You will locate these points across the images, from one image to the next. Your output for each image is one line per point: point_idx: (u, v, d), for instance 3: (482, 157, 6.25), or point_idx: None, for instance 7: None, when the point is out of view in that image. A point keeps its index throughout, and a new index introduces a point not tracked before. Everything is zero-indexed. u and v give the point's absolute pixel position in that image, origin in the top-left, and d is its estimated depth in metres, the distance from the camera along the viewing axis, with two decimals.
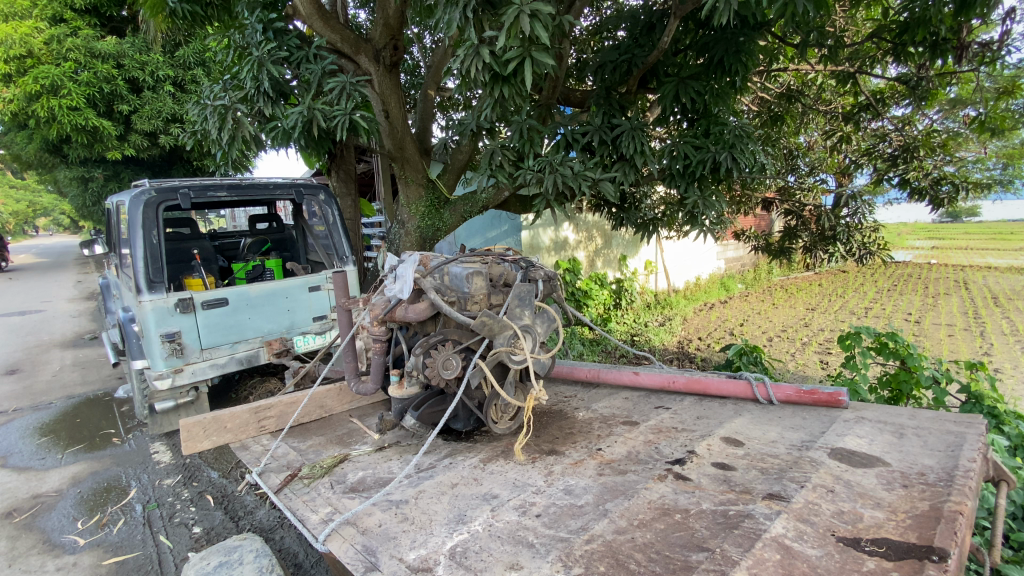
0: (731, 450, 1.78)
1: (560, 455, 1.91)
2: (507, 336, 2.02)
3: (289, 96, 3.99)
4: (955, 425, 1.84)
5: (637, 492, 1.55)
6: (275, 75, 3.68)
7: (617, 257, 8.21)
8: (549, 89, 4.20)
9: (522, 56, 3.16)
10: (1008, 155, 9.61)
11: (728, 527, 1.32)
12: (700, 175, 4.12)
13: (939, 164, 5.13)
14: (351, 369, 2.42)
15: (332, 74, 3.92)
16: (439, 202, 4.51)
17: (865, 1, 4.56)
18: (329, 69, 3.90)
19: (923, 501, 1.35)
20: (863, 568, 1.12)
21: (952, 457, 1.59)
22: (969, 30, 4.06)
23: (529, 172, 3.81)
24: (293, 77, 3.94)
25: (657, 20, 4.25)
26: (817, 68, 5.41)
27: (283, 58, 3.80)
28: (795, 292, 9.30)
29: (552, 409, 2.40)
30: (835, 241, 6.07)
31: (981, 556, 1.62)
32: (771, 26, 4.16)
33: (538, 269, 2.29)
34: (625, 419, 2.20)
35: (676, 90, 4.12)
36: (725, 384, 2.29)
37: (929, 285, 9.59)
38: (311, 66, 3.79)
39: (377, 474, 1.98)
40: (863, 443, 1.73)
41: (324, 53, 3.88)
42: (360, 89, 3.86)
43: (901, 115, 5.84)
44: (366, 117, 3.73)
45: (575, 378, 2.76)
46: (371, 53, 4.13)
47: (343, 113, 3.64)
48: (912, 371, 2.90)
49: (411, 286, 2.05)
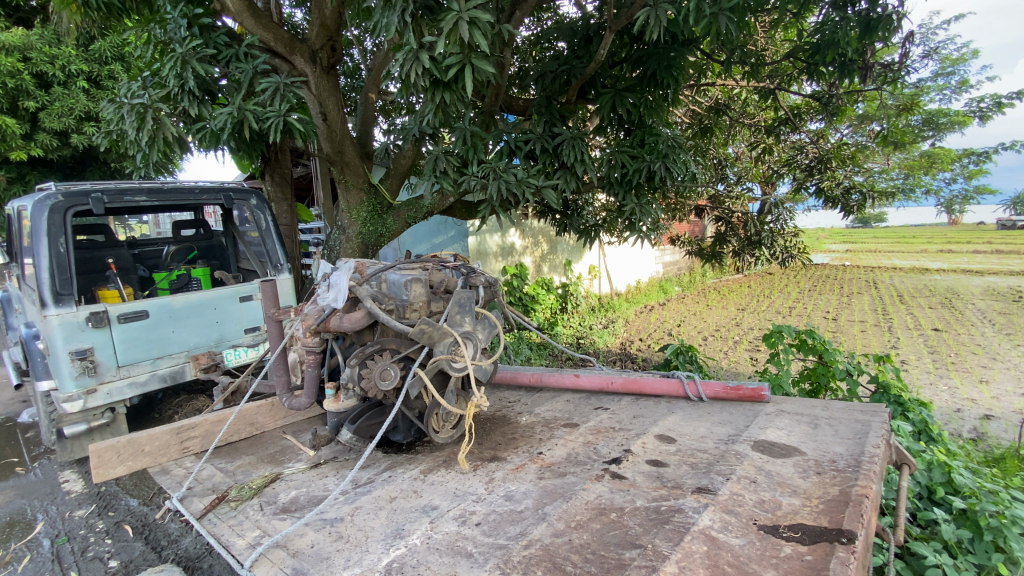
0: (664, 447, 1.84)
1: (502, 461, 1.90)
2: (447, 343, 1.98)
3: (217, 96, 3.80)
4: (861, 414, 2.01)
5: (575, 493, 1.58)
6: (201, 74, 3.49)
7: (562, 262, 8.40)
8: (492, 95, 4.23)
9: (462, 61, 3.18)
10: (907, 167, 10.70)
11: (660, 522, 1.36)
12: (637, 184, 4.27)
13: (849, 175, 5.60)
14: (283, 383, 2.30)
15: (264, 74, 3.75)
16: (381, 207, 4.39)
17: (782, 23, 4.93)
18: (261, 69, 3.73)
19: (834, 486, 1.45)
20: (781, 553, 1.18)
21: (859, 444, 1.72)
22: (872, 54, 4.47)
23: (473, 178, 3.80)
24: (221, 76, 3.75)
25: (594, 33, 4.40)
26: (742, 84, 5.79)
27: (210, 56, 3.61)
28: (726, 293, 9.87)
29: (496, 416, 2.39)
30: (760, 245, 6.53)
31: (885, 534, 1.78)
32: (700, 42, 4.40)
33: (479, 275, 2.27)
34: (566, 421, 2.23)
35: (613, 101, 4.27)
36: (660, 384, 2.38)
37: (844, 285, 10.45)
38: (241, 65, 3.61)
39: (311, 493, 1.89)
40: (782, 435, 1.85)
41: (255, 52, 3.70)
42: (295, 90, 3.71)
43: (816, 129, 6.34)
44: (302, 119, 3.58)
45: (518, 383, 2.77)
46: (307, 54, 3.97)
47: (276, 114, 3.48)
48: (828, 365, 3.16)
49: (346, 294, 1.98)
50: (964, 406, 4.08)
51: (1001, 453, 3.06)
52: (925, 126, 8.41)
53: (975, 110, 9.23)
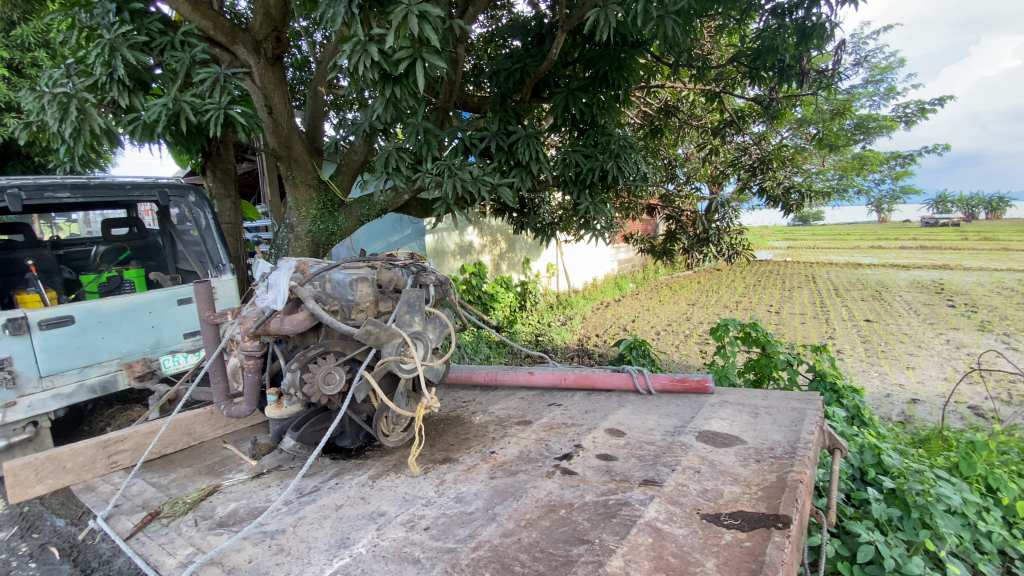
0: (614, 441, 1.87)
1: (453, 462, 1.87)
2: (396, 344, 1.88)
3: (151, 86, 3.57)
4: (798, 402, 2.11)
5: (526, 492, 1.56)
6: (132, 62, 3.25)
7: (520, 260, 8.42)
8: (446, 91, 4.15)
9: (413, 56, 3.11)
10: (841, 168, 11.41)
11: (608, 516, 1.37)
12: (591, 183, 4.33)
13: (789, 176, 5.89)
14: (221, 390, 2.21)
15: (203, 64, 3.53)
16: (332, 204, 4.24)
17: (726, 29, 5.12)
18: (200, 59, 3.51)
19: (772, 473, 1.51)
20: (722, 541, 1.21)
21: (795, 431, 1.80)
22: (808, 60, 4.71)
23: (428, 175, 3.74)
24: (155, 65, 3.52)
25: (546, 32, 4.42)
26: (689, 87, 5.97)
27: (142, 43, 3.38)
28: (678, 289, 10.20)
29: (449, 416, 2.34)
30: (708, 243, 6.79)
31: (819, 516, 1.88)
32: (649, 44, 4.50)
33: (430, 274, 2.21)
34: (519, 419, 2.22)
35: (566, 100, 4.30)
36: (610, 378, 2.43)
37: (786, 280, 11.02)
38: (177, 54, 3.39)
39: (251, 505, 1.80)
40: (725, 425, 1.91)
41: (192, 40, 3.48)
42: (237, 82, 3.52)
43: (758, 132, 6.63)
44: (245, 113, 3.40)
45: (472, 383, 2.72)
46: (250, 44, 3.76)
47: (216, 106, 3.28)
48: (771, 356, 3.32)
49: (286, 296, 1.89)
50: (893, 391, 4.38)
51: (926, 434, 3.30)
52: (856, 130, 8.98)
53: (901, 116, 9.94)
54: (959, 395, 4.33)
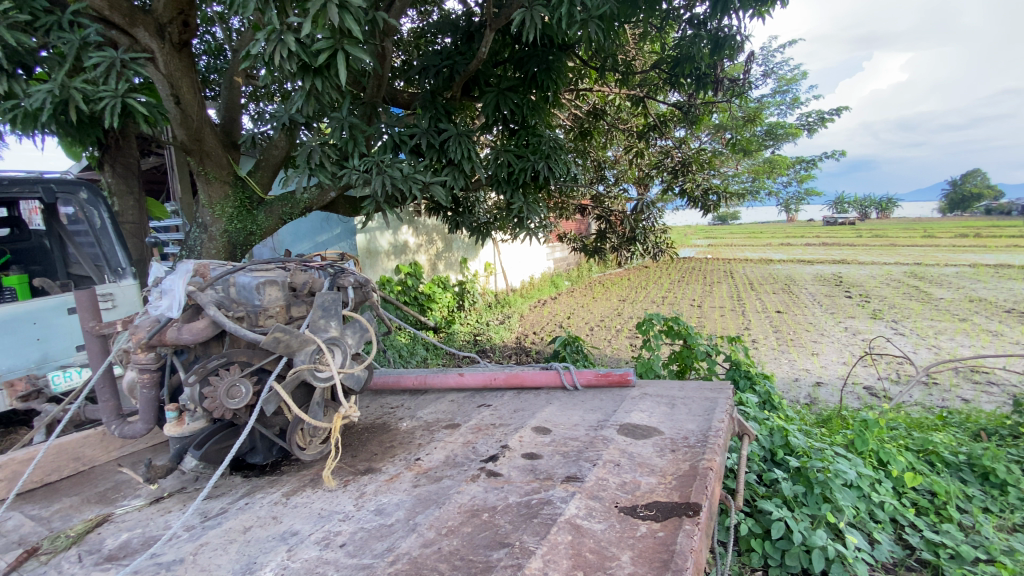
0: (539, 439, 1.87)
1: (376, 472, 1.78)
2: (309, 352, 1.74)
3: (35, 70, 3.19)
4: (711, 391, 2.22)
5: (449, 498, 1.52)
6: (13, 43, 2.83)
7: (457, 260, 8.33)
8: (373, 85, 3.98)
9: (333, 48, 2.97)
10: (754, 172, 12.29)
11: (529, 517, 1.36)
12: (523, 183, 4.35)
13: (707, 178, 6.25)
14: (111, 409, 1.99)
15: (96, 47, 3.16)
16: (250, 202, 3.95)
17: (649, 36, 5.34)
18: (92, 41, 3.13)
19: (686, 462, 1.57)
20: (637, 533, 1.24)
21: (707, 419, 1.90)
22: (721, 69, 5.01)
23: (355, 172, 3.60)
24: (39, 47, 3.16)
25: (475, 30, 4.38)
26: (616, 91, 6.15)
27: (22, 22, 2.98)
28: (610, 286, 10.55)
29: (374, 424, 2.24)
30: (635, 242, 7.07)
31: (728, 501, 1.99)
32: (576, 47, 4.59)
33: (348, 276, 2.10)
34: (447, 422, 2.16)
35: (496, 100, 4.28)
36: (539, 376, 2.44)
37: (707, 276, 11.74)
38: (64, 35, 3.02)
39: (147, 534, 1.63)
40: (645, 417, 1.97)
41: (83, 21, 3.10)
42: (137, 68, 3.16)
43: (680, 135, 6.97)
44: (146, 102, 3.09)
45: (401, 388, 2.63)
46: (152, 27, 3.36)
47: (112, 94, 2.95)
48: (691, 347, 3.51)
49: (181, 303, 1.77)
50: (801, 376, 4.78)
51: (827, 414, 3.62)
52: (766, 136, 9.71)
53: (804, 124, 10.85)
54: (856, 377, 4.80)
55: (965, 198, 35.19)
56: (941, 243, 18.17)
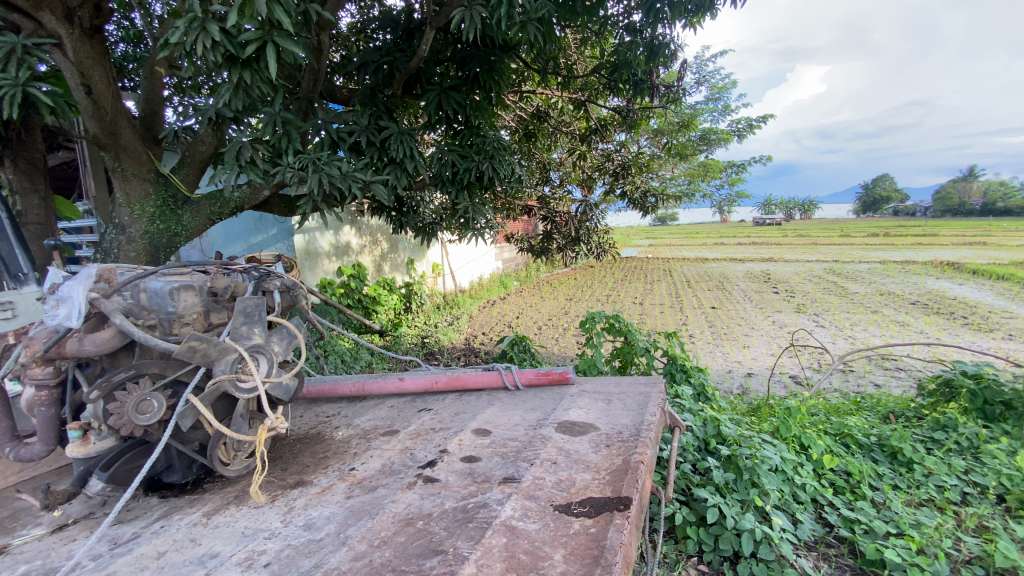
0: (479, 441, 1.85)
1: (307, 485, 1.70)
2: (230, 361, 1.63)
3: None
4: (644, 386, 2.29)
5: (383, 508, 1.47)
6: None
7: (403, 261, 8.17)
8: (308, 80, 3.80)
9: (262, 39, 2.81)
10: (690, 175, 12.88)
11: (465, 522, 1.34)
12: (468, 183, 4.32)
13: (645, 180, 6.48)
14: (3, 430, 1.78)
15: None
16: (174, 201, 3.62)
17: (589, 40, 5.44)
18: None
19: (619, 456, 1.61)
20: (570, 530, 1.26)
21: (641, 414, 1.95)
22: (657, 75, 5.19)
23: (289, 169, 3.42)
24: None
25: (415, 27, 4.30)
26: (558, 93, 6.23)
27: None
28: (557, 286, 10.72)
29: (308, 434, 2.14)
30: (580, 242, 7.21)
31: (659, 493, 2.02)
32: (518, 48, 4.60)
33: (274, 279, 1.99)
34: (386, 429, 2.10)
35: (439, 99, 4.19)
36: (480, 377, 2.43)
37: (649, 274, 12.19)
38: None
39: (45, 566, 1.46)
40: (583, 413, 2.01)
41: None
42: (40, 54, 2.86)
43: (621, 139, 7.17)
44: (51, 91, 2.80)
45: (338, 395, 2.52)
46: (59, 9, 3.02)
47: (10, 82, 2.66)
48: (632, 344, 3.62)
49: (83, 311, 1.60)
50: (734, 367, 5.04)
51: (757, 403, 3.84)
52: (700, 141, 10.20)
53: (734, 130, 11.48)
54: (783, 367, 5.12)
55: (876, 200, 38.53)
56: (856, 242, 19.77)
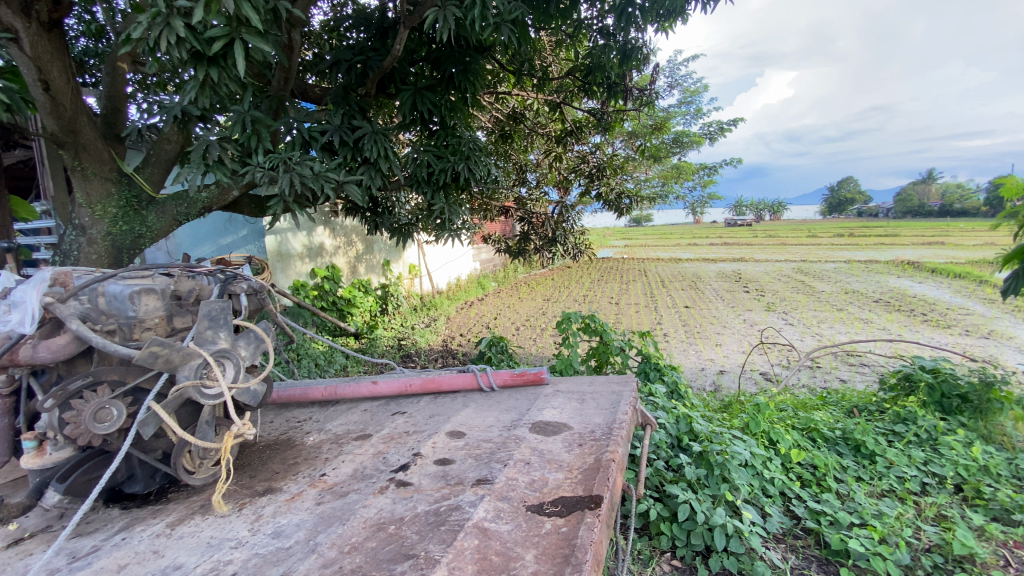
0: (453, 444, 1.85)
1: (276, 492, 1.67)
2: (194, 366, 1.59)
3: None
4: (617, 385, 2.32)
5: (354, 513, 1.45)
6: None
7: (378, 262, 8.08)
8: (279, 78, 3.72)
9: (230, 36, 2.75)
10: (663, 176, 13.10)
11: (436, 525, 1.33)
12: (443, 184, 4.30)
13: (620, 182, 6.56)
14: None
15: None
16: (139, 202, 3.48)
17: (564, 43, 5.48)
18: None
19: (592, 455, 1.63)
20: (542, 530, 1.27)
21: (613, 412, 1.98)
22: (630, 79, 5.27)
23: (259, 169, 3.35)
24: None
25: (388, 26, 4.26)
26: (534, 95, 6.26)
27: None
28: (535, 286, 10.75)
29: (278, 440, 2.09)
30: (556, 243, 7.25)
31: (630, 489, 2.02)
32: (493, 50, 4.60)
33: (240, 282, 1.96)
34: (358, 433, 2.07)
35: (413, 99, 4.15)
36: (455, 379, 2.42)
37: (625, 274, 12.35)
38: None
39: None
40: (556, 413, 2.02)
41: None
42: None
43: (596, 141, 7.24)
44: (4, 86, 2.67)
45: (309, 400, 2.48)
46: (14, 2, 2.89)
47: None
48: (607, 343, 3.66)
49: (37, 317, 1.56)
50: (707, 365, 5.15)
51: (728, 399, 3.93)
52: (673, 144, 10.38)
53: (706, 133, 11.72)
54: (753, 364, 5.25)
55: (842, 202, 39.85)
56: (823, 242, 20.39)
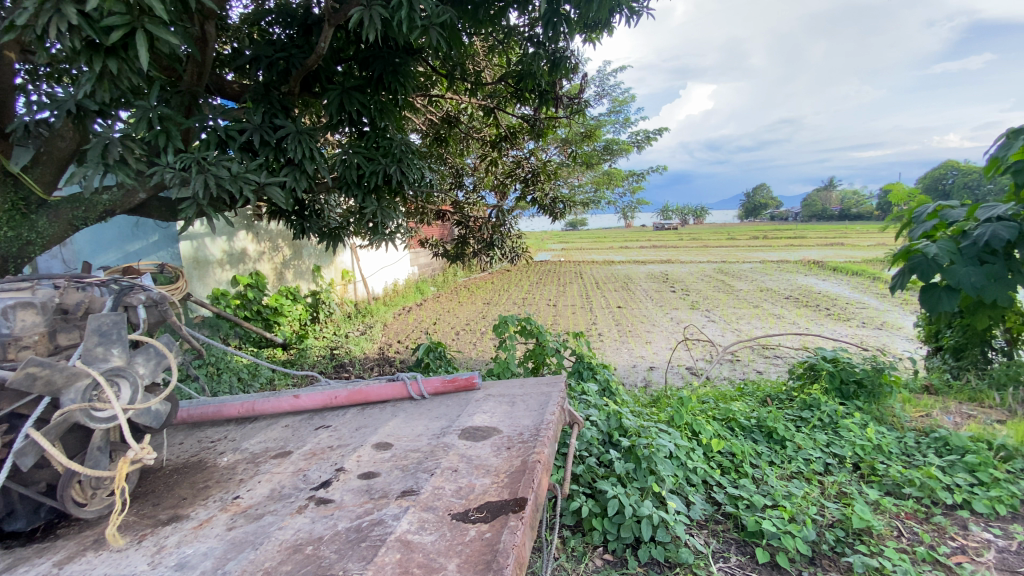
0: (379, 456, 1.79)
1: (181, 520, 1.54)
2: (81, 388, 1.43)
3: None
4: (547, 386, 2.35)
5: (268, 536, 1.37)
6: None
7: (308, 268, 7.74)
8: (191, 73, 3.46)
9: (131, 26, 2.51)
10: (596, 182, 13.53)
11: (357, 542, 1.29)
12: (374, 186, 4.19)
13: (554, 187, 6.70)
14: None
15: None
16: (26, 204, 3.13)
17: (496, 49, 5.52)
18: None
19: (518, 458, 1.64)
20: (466, 538, 1.26)
21: (541, 413, 2.00)
22: (561, 87, 5.39)
23: (170, 169, 3.09)
24: None
25: (312, 23, 4.08)
26: (468, 99, 6.25)
27: None
28: (475, 291, 10.74)
29: (187, 463, 1.94)
30: (493, 247, 7.28)
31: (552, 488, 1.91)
32: (423, 52, 4.53)
33: (137, 293, 1.79)
34: (278, 450, 1.96)
35: (340, 98, 4.00)
36: (384, 389, 2.35)
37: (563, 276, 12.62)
38: None
39: None
40: (486, 418, 2.02)
41: None
42: None
43: (530, 146, 7.34)
44: None
45: (224, 418, 2.32)
46: None
47: None
48: (542, 345, 3.72)
49: None
50: (639, 362, 5.37)
51: (657, 394, 4.11)
52: (604, 151, 10.75)
53: (634, 141, 12.24)
54: (680, 359, 5.54)
55: (758, 206, 42.98)
56: (743, 245, 21.87)
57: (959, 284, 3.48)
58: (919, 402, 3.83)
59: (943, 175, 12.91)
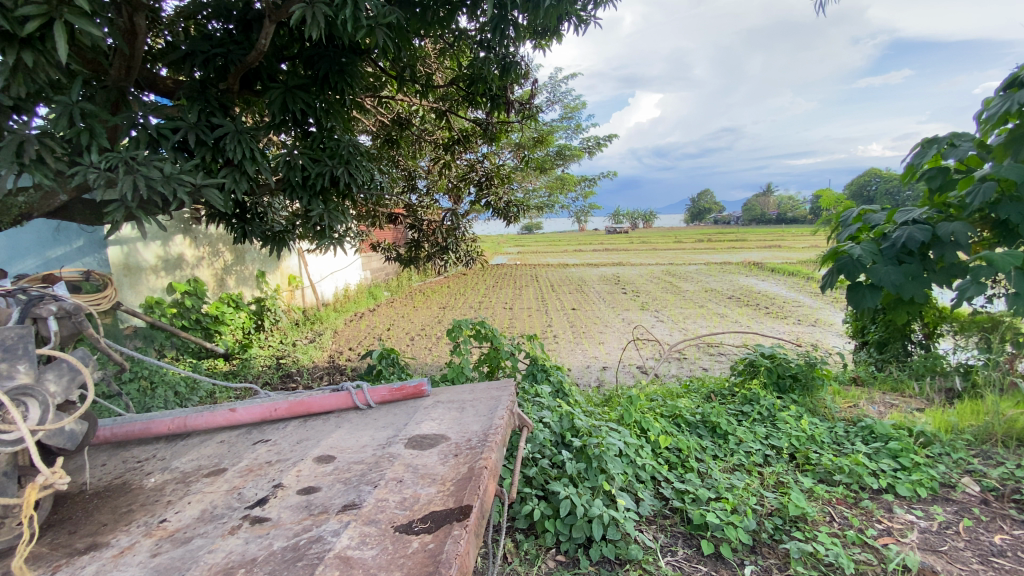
0: (320, 469, 1.73)
1: (100, 548, 1.43)
2: None
3: None
4: (496, 391, 2.34)
5: (197, 561, 1.29)
6: None
7: (252, 274, 7.41)
8: (119, 67, 3.22)
9: (48, 16, 2.32)
10: (549, 187, 13.70)
11: (294, 561, 1.24)
12: (321, 188, 4.06)
13: (507, 191, 6.71)
14: None
15: None
16: None
17: (446, 52, 5.48)
18: None
19: (465, 465, 1.62)
20: (408, 550, 1.23)
21: (490, 419, 1.99)
22: (512, 91, 5.41)
23: (94, 169, 2.87)
24: None
25: (252, 19, 3.91)
26: (419, 102, 6.18)
27: None
28: (430, 295, 10.61)
29: (111, 485, 1.80)
30: (447, 250, 7.22)
31: (501, 493, 1.91)
32: (371, 52, 4.43)
33: (48, 303, 1.66)
34: (211, 468, 1.86)
35: (283, 98, 3.83)
36: (327, 399, 2.27)
37: (519, 280, 12.68)
38: None
39: None
40: (433, 426, 1.99)
41: None
42: None
43: (483, 150, 7.33)
44: None
45: (153, 435, 2.17)
46: None
47: None
48: (496, 348, 3.71)
49: None
50: (592, 362, 5.46)
51: (609, 394, 4.20)
52: (556, 156, 10.89)
53: (585, 147, 12.49)
54: (632, 359, 5.68)
55: (705, 210, 44.80)
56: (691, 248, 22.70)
57: (881, 283, 3.74)
58: (848, 394, 4.10)
59: (869, 183, 13.88)
